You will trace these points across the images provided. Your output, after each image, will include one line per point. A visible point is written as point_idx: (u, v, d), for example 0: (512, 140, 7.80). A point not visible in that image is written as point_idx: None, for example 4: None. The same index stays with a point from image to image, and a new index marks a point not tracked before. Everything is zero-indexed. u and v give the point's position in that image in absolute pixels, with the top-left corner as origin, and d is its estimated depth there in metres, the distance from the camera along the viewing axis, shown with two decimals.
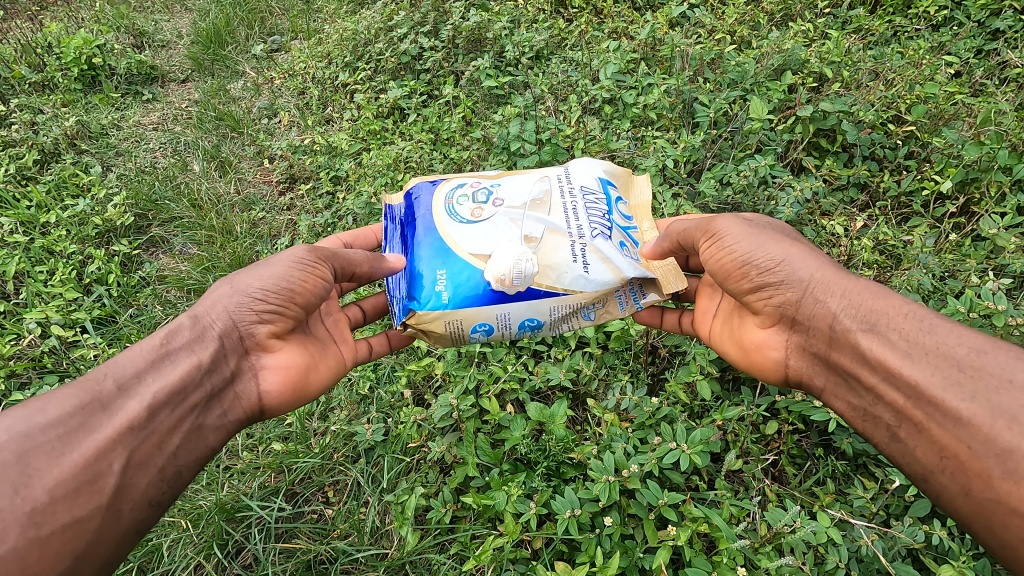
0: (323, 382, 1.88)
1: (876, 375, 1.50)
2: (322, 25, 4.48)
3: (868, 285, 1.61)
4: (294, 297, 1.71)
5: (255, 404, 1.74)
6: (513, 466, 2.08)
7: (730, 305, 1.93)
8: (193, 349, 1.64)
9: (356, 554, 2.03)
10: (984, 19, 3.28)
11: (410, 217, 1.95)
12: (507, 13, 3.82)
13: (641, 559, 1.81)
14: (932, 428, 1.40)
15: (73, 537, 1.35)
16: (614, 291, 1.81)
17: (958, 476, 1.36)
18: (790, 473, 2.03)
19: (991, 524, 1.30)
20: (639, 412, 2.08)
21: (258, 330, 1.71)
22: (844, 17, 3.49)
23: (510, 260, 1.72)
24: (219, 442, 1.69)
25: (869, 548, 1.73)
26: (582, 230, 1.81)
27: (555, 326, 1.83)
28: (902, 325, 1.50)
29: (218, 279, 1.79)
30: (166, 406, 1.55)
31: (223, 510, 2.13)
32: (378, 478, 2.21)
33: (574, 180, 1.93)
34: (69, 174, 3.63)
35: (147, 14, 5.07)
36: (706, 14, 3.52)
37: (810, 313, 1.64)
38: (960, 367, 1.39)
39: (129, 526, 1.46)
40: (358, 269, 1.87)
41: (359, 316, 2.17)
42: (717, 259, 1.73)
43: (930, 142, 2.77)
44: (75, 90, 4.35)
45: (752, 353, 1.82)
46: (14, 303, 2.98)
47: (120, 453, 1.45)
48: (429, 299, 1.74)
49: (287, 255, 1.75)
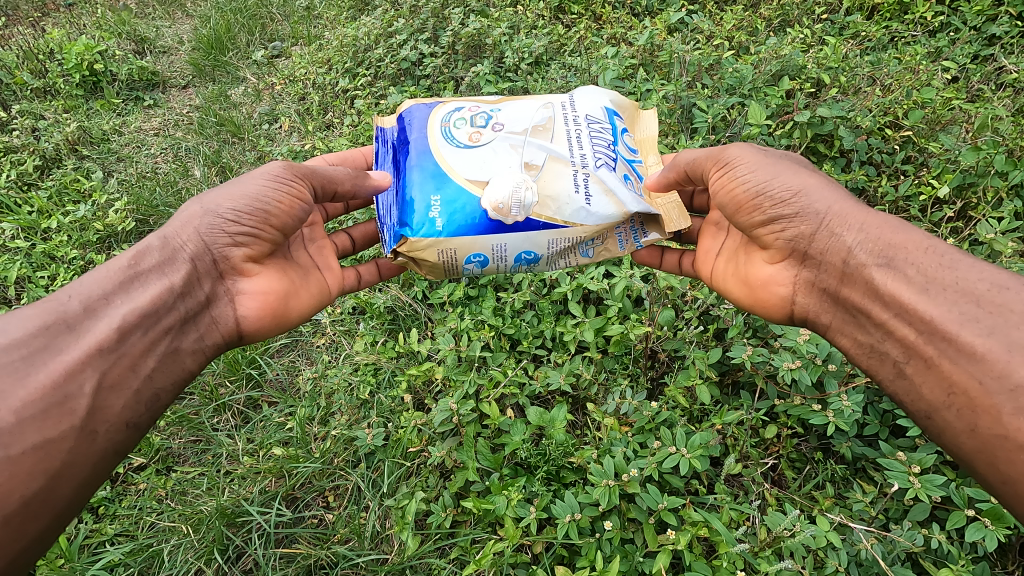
0: (303, 309, 1.95)
1: (889, 310, 1.52)
2: (322, 32, 4.51)
3: (887, 220, 1.62)
4: (269, 219, 1.76)
5: (231, 328, 1.81)
6: (513, 470, 2.09)
7: (736, 244, 1.94)
8: (164, 273, 1.69)
9: (356, 559, 2.03)
10: (980, 25, 3.30)
11: (403, 140, 1.94)
12: (506, 19, 3.85)
13: (641, 564, 1.82)
14: (942, 364, 1.42)
15: (46, 455, 1.38)
16: (615, 227, 1.82)
17: (964, 414, 1.38)
18: (789, 477, 2.03)
19: (994, 460, 1.33)
20: (639, 417, 2.09)
21: (232, 252, 1.76)
22: (841, 23, 3.51)
23: (508, 188, 1.74)
24: (196, 365, 1.76)
25: (868, 552, 1.73)
26: (585, 159, 1.82)
27: (552, 261, 1.85)
28: (921, 260, 1.52)
29: (189, 200, 1.83)
30: (137, 328, 1.59)
31: (224, 515, 2.13)
32: (379, 482, 2.22)
33: (578, 109, 1.94)
34: (70, 180, 3.64)
35: (148, 20, 5.10)
36: (704, 20, 3.55)
37: (823, 247, 1.65)
38: (978, 303, 1.41)
39: (105, 447, 1.50)
40: (340, 188, 1.90)
41: (347, 244, 2.19)
42: (728, 191, 1.75)
43: (926, 148, 2.80)
44: (76, 95, 4.36)
45: (757, 290, 1.82)
46: (15, 308, 2.99)
47: (90, 374, 1.48)
48: (422, 226, 1.74)
49: (265, 171, 1.80)
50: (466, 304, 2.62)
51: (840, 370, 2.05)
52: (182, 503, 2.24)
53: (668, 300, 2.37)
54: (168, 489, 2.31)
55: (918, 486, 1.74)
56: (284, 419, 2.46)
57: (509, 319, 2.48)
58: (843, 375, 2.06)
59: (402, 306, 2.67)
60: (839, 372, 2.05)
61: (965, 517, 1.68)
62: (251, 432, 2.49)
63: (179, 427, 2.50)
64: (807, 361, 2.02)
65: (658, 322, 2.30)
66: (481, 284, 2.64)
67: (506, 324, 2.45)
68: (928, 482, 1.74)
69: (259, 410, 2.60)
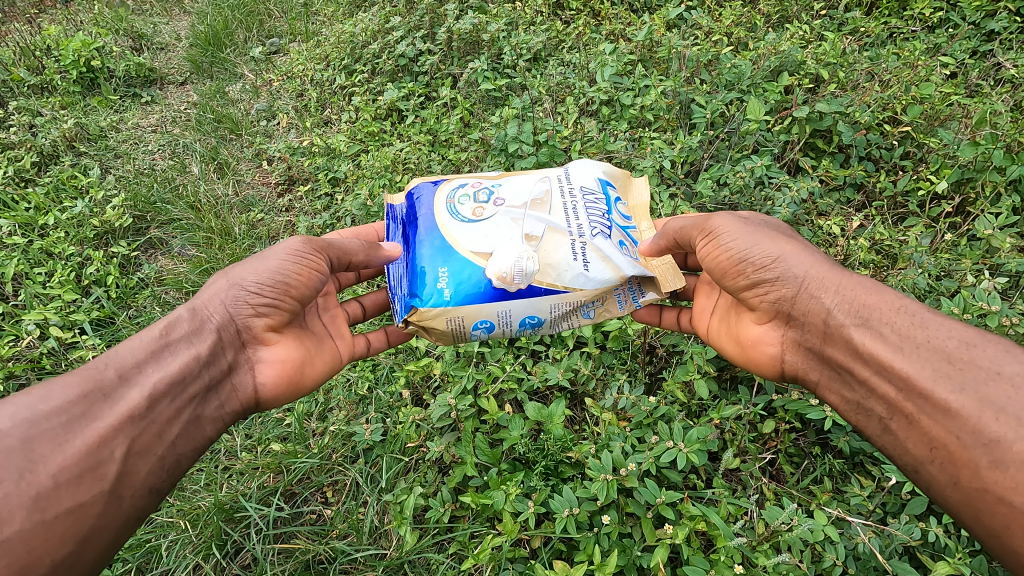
0: (318, 376, 1.91)
1: (869, 368, 1.52)
2: (320, 28, 4.50)
3: (861, 281, 1.63)
4: (289, 289, 1.73)
5: (251, 395, 1.78)
6: (512, 465, 2.09)
7: (728, 302, 1.94)
8: (192, 342, 1.66)
9: (355, 553, 2.03)
10: (979, 21, 3.30)
11: (411, 217, 1.97)
12: (504, 16, 3.84)
13: (639, 558, 1.82)
14: (921, 420, 1.41)
15: (76, 521, 1.35)
16: (614, 290, 1.82)
17: (946, 466, 1.37)
18: (788, 471, 2.03)
19: (978, 513, 1.31)
20: (637, 411, 2.09)
21: (255, 322, 1.74)
22: (840, 19, 3.50)
23: (510, 258, 1.74)
24: (217, 433, 1.71)
25: (866, 546, 1.74)
26: (582, 229, 1.82)
27: (555, 324, 1.85)
28: (894, 320, 1.52)
29: (216, 272, 1.82)
30: (165, 396, 1.57)
31: (222, 510, 2.13)
32: (377, 477, 2.22)
33: (574, 180, 1.96)
34: (68, 176, 3.63)
35: (146, 17, 5.08)
36: (703, 16, 3.54)
37: (805, 309, 1.65)
38: (949, 360, 1.41)
39: (130, 513, 1.47)
40: (354, 258, 1.89)
41: (358, 312, 2.16)
42: (713, 258, 1.75)
43: (925, 143, 2.80)
44: (74, 92, 4.35)
45: (748, 349, 1.82)
46: (12, 304, 2.98)
47: (122, 441, 1.46)
48: (431, 297, 1.75)
49: (285, 246, 1.77)
50: None
51: None
52: (180, 500, 2.24)
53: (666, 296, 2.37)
54: None
55: None
56: (282, 415, 2.46)
57: None
58: None
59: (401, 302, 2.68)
60: None
61: None
62: (249, 428, 2.49)
63: None
64: None
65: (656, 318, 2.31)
66: None
67: None
68: None
69: (257, 406, 2.60)
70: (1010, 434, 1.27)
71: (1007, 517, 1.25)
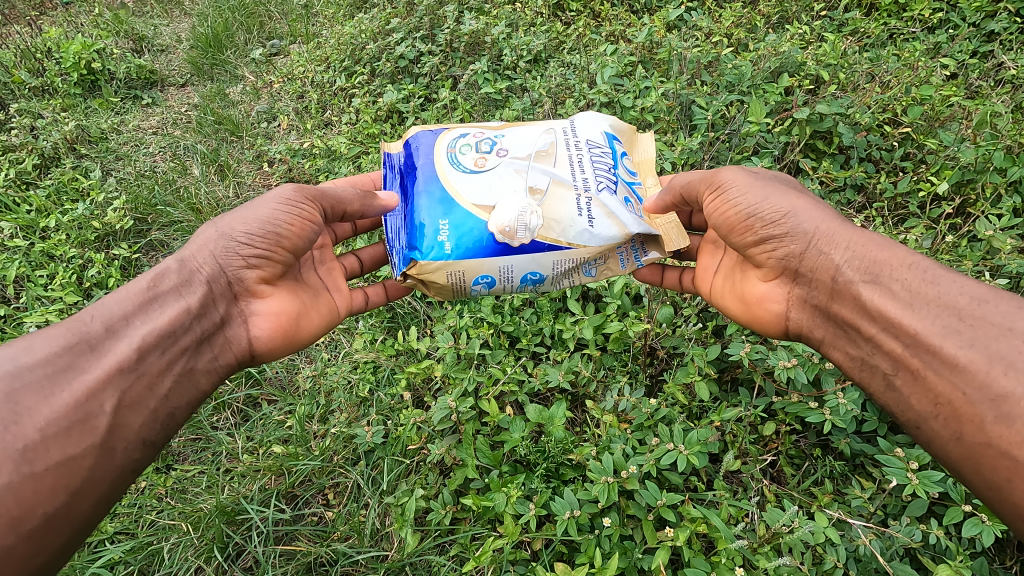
0: (314, 330, 1.94)
1: (876, 325, 1.54)
2: (320, 30, 4.51)
3: (873, 238, 1.63)
4: (280, 241, 1.75)
5: (244, 348, 1.81)
6: (512, 468, 2.09)
7: (732, 260, 1.94)
8: (181, 294, 1.69)
9: (356, 556, 2.04)
10: (979, 21, 3.30)
11: (410, 166, 1.95)
12: (504, 17, 3.84)
13: (640, 560, 1.82)
14: (928, 375, 1.43)
15: (67, 473, 1.38)
16: (616, 247, 1.82)
17: (950, 422, 1.40)
18: (788, 474, 2.04)
19: (979, 467, 1.35)
20: (637, 413, 2.09)
21: (246, 274, 1.75)
22: (841, 20, 3.50)
23: (514, 212, 1.75)
24: (210, 385, 1.75)
25: (867, 548, 1.74)
26: (587, 183, 1.82)
27: (557, 281, 1.86)
28: (905, 276, 1.53)
29: (205, 222, 1.82)
30: (155, 348, 1.60)
31: (223, 513, 2.13)
32: (378, 479, 2.22)
33: (579, 133, 1.95)
34: (69, 178, 3.63)
35: (146, 19, 5.09)
36: (703, 17, 3.55)
37: (813, 265, 1.66)
38: (959, 316, 1.43)
39: (123, 465, 1.50)
40: (349, 208, 1.91)
41: (355, 267, 2.18)
42: (721, 213, 1.76)
43: (926, 144, 2.80)
44: (75, 94, 4.36)
45: (752, 307, 1.83)
46: (14, 307, 2.98)
47: (110, 394, 1.49)
48: (432, 250, 1.75)
49: (276, 195, 1.79)
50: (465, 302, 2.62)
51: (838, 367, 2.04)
52: (182, 502, 2.24)
53: (668, 299, 2.38)
54: (167, 487, 2.31)
55: (915, 482, 1.74)
56: (283, 417, 2.47)
57: (508, 316, 2.48)
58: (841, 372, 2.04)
59: (402, 304, 2.69)
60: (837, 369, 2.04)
61: (962, 513, 1.67)
62: (251, 430, 2.49)
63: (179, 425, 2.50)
64: (804, 360, 2.04)
65: (657, 320, 2.30)
66: None
67: (504, 322, 2.45)
68: (925, 478, 1.74)
69: (258, 408, 2.60)
70: (1018, 390, 1.29)
71: (1008, 470, 1.28)
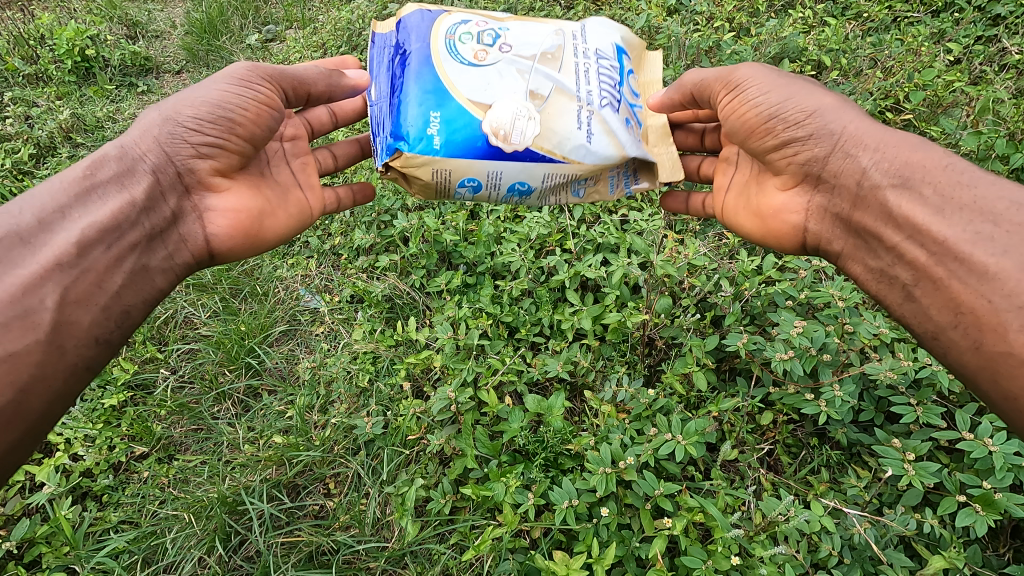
0: (280, 230, 1.98)
1: (903, 232, 1.57)
2: (316, 15, 4.46)
3: (907, 140, 1.65)
4: (233, 127, 1.76)
5: (201, 244, 1.85)
6: (512, 457, 2.11)
7: (748, 174, 1.97)
8: (123, 185, 1.72)
9: (357, 545, 2.07)
10: (984, 5, 3.25)
11: (402, 47, 1.84)
12: (502, 2, 3.79)
13: (637, 548, 1.84)
14: (951, 284, 1.46)
15: (12, 370, 1.43)
16: (609, 169, 1.84)
17: (970, 332, 1.43)
18: (785, 463, 2.06)
19: (996, 375, 1.39)
20: (635, 404, 2.10)
21: (197, 164, 1.78)
22: (843, 3, 3.45)
23: (510, 113, 1.73)
24: (164, 283, 1.81)
25: (861, 536, 1.75)
26: (592, 97, 1.78)
27: (543, 195, 1.88)
28: (937, 178, 1.55)
29: (148, 107, 1.83)
30: (99, 244, 1.63)
31: (225, 503, 2.14)
32: (379, 469, 2.24)
33: (591, 41, 1.88)
34: (65, 168, 3.60)
35: (139, 4, 5.01)
36: (704, 2, 3.50)
37: (837, 170, 1.70)
38: (994, 222, 1.44)
39: (75, 362, 1.55)
40: (307, 90, 1.94)
41: (330, 163, 2.17)
42: (738, 115, 1.79)
43: (927, 132, 2.78)
44: (70, 82, 4.30)
45: (769, 220, 1.87)
46: None
47: (51, 289, 1.52)
48: (419, 142, 1.73)
49: (227, 74, 1.79)
50: (464, 292, 2.63)
51: (834, 358, 2.03)
52: (184, 492, 2.25)
53: (666, 288, 2.32)
54: (170, 477, 2.32)
55: (911, 474, 1.75)
56: (283, 407, 2.48)
57: (506, 307, 2.48)
58: (837, 363, 2.02)
59: (400, 295, 2.69)
60: (833, 361, 2.02)
61: (956, 503, 1.68)
62: (252, 420, 2.50)
63: (180, 415, 2.51)
64: (803, 352, 2.02)
65: (654, 310, 2.26)
66: (479, 272, 2.66)
67: (503, 312, 2.46)
68: (921, 469, 1.75)
69: (259, 398, 2.61)
70: None
71: None
